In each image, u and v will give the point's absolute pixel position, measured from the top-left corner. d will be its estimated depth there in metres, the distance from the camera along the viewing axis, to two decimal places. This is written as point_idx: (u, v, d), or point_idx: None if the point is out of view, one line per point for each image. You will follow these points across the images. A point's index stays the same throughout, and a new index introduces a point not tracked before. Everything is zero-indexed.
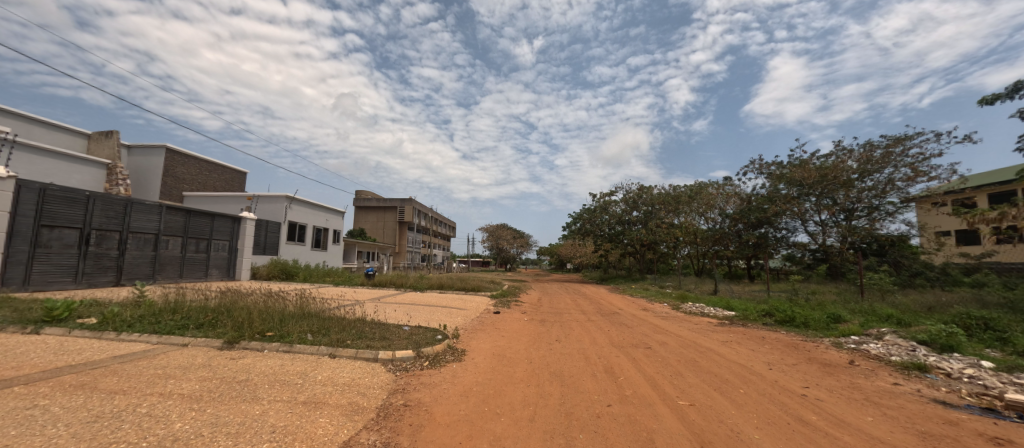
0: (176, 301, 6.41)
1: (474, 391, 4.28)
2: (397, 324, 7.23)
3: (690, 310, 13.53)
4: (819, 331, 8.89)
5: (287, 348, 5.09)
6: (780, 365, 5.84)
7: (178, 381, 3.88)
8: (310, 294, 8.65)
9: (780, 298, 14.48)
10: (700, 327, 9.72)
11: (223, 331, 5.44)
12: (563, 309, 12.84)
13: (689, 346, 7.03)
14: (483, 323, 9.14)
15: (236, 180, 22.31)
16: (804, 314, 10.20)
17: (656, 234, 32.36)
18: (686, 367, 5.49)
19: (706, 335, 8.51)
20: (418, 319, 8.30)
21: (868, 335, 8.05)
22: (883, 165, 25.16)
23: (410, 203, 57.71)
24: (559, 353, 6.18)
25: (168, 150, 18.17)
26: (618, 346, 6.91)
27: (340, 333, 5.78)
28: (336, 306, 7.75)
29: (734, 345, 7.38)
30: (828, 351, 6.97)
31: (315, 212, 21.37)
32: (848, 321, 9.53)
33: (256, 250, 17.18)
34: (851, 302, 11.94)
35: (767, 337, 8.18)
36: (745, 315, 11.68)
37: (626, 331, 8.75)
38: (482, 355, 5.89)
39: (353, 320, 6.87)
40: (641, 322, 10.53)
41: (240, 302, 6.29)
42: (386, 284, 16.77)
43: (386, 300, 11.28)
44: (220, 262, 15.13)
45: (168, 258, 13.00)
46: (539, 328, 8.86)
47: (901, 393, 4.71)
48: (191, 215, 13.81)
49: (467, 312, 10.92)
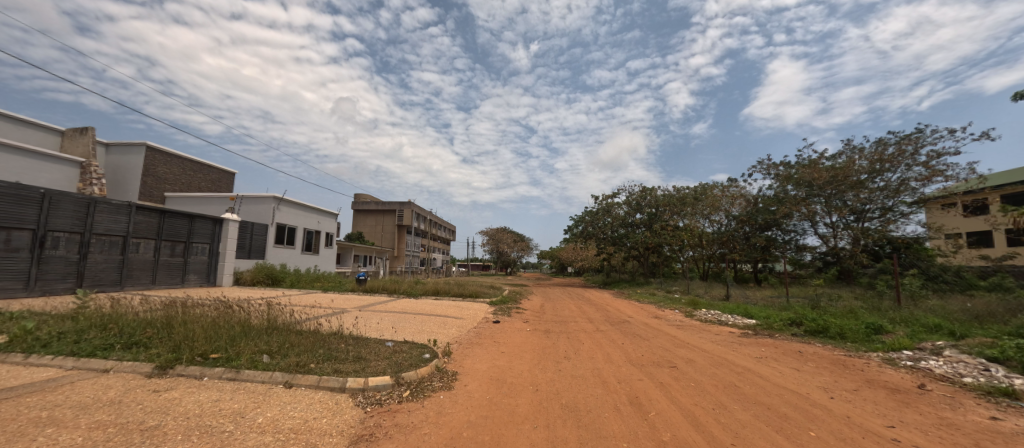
0: (114, 313, 5.37)
1: (465, 438, 3.22)
2: (379, 338, 6.22)
3: (706, 318, 12.43)
4: (861, 344, 7.84)
5: (231, 375, 4.08)
6: (840, 391, 4.80)
7: (58, 431, 2.83)
8: (282, 302, 7.60)
9: (802, 305, 13.33)
10: (723, 339, 8.67)
11: (157, 352, 4.41)
12: (568, 318, 11.81)
13: (721, 364, 6.01)
14: (481, 335, 8.09)
15: (224, 180, 21.32)
16: (839, 324, 9.13)
17: (660, 236, 31.21)
18: (729, 395, 4.46)
19: (734, 349, 7.48)
20: (405, 331, 7.28)
21: (923, 350, 7.03)
22: (896, 164, 24.07)
23: (409, 206, 56.63)
24: (570, 376, 5.13)
25: (148, 148, 17.21)
26: (639, 365, 5.87)
27: (304, 353, 4.72)
28: (311, 317, 6.71)
29: (772, 362, 6.36)
30: (884, 371, 5.97)
31: (306, 213, 20.35)
32: (891, 333, 8.49)
33: (240, 254, 16.08)
34: (887, 309, 10.82)
35: (805, 352, 7.15)
36: (768, 324, 10.63)
37: (643, 344, 7.73)
38: (478, 380, 4.82)
39: (327, 334, 5.84)
40: (656, 332, 9.49)
41: (189, 315, 5.25)
42: (377, 290, 15.72)
43: (374, 308, 10.28)
44: (200, 267, 14.10)
45: (139, 262, 11.96)
46: (543, 341, 7.82)
47: (1014, 435, 3.67)
48: (167, 215, 12.79)
49: (463, 321, 9.89)
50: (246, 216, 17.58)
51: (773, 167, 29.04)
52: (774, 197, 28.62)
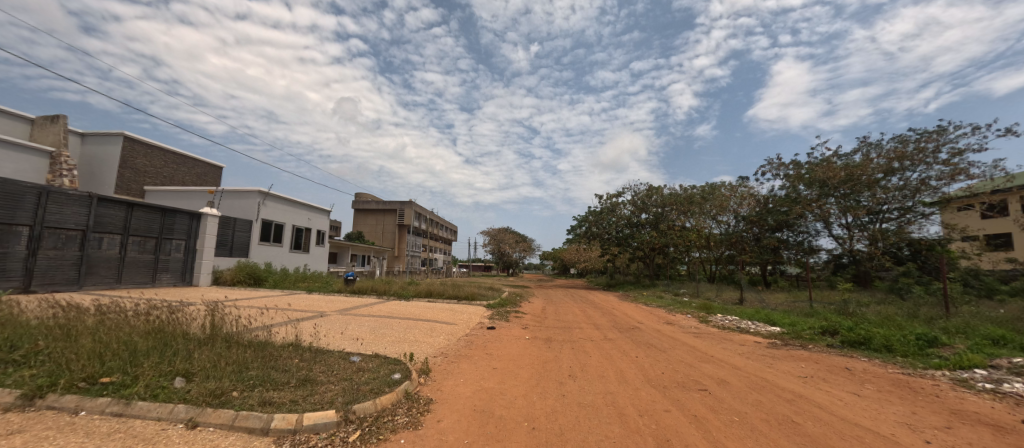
0: (5, 319, 4.26)
1: None
2: (343, 352, 5.13)
3: (722, 325, 11.23)
4: (916, 360, 6.75)
5: (119, 410, 3.01)
6: (933, 431, 3.68)
7: None
8: (233, 308, 6.45)
9: (828, 311, 12.10)
10: (751, 351, 7.54)
11: (29, 374, 3.32)
12: (572, 323, 10.67)
13: (763, 388, 4.85)
14: (471, 346, 6.96)
15: (210, 174, 20.30)
16: (883, 333, 7.98)
17: (667, 236, 30.00)
18: (789, 438, 3.35)
19: (770, 365, 6.34)
20: (379, 342, 6.18)
21: (1001, 370, 5.84)
22: (917, 161, 22.70)
23: (408, 206, 55.55)
24: (577, 406, 4.01)
25: (127, 138, 16.26)
26: (662, 388, 4.74)
27: (232, 374, 3.62)
28: (263, 325, 5.57)
29: (822, 384, 5.22)
30: (967, 399, 4.81)
31: (296, 209, 19.32)
32: (949, 345, 7.32)
33: (221, 252, 14.99)
34: (930, 317, 9.57)
35: (855, 371, 6.07)
36: (797, 333, 9.49)
37: (659, 358, 6.60)
38: (456, 413, 3.69)
39: (277, 346, 4.75)
40: (673, 342, 8.36)
41: (93, 323, 4.12)
42: (366, 291, 14.63)
43: (355, 313, 9.23)
44: (174, 266, 13.08)
45: (100, 259, 10.91)
46: (544, 353, 6.68)
47: None
48: (135, 208, 11.74)
49: (454, 328, 8.78)
50: (229, 211, 16.52)
51: (783, 166, 27.84)
52: (786, 197, 27.41)
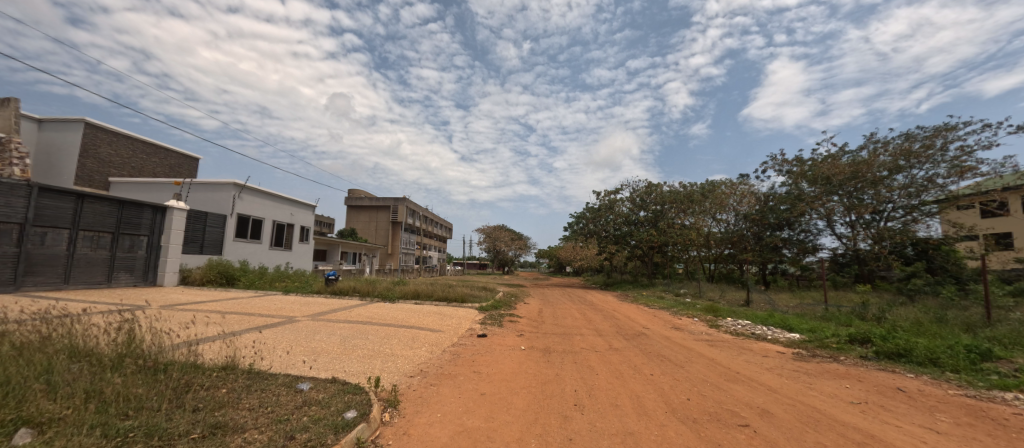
0: None
1: None
2: (290, 376, 4.06)
3: (735, 331, 10.30)
4: (972, 377, 5.84)
5: None
6: None
7: None
8: (159, 322, 5.27)
9: (847, 315, 11.19)
10: (778, 365, 6.58)
11: None
12: (572, 329, 9.72)
13: (818, 423, 3.87)
14: (457, 360, 5.91)
15: (184, 166, 19.01)
16: (926, 344, 7.04)
17: (667, 235, 28.40)
18: None
19: (811, 386, 5.33)
20: (341, 358, 5.11)
21: None
22: (923, 159, 21.77)
23: (402, 203, 54.37)
24: None
25: (88, 125, 14.99)
26: (693, 424, 3.76)
27: (100, 428, 2.52)
28: (187, 343, 4.44)
29: (889, 417, 4.19)
30: None
31: (276, 204, 18.11)
32: (1006, 359, 6.41)
33: (189, 248, 13.78)
34: (968, 327, 8.59)
35: (914, 394, 5.08)
36: (822, 341, 8.56)
37: (679, 376, 5.61)
38: None
39: (201, 371, 3.69)
40: (687, 352, 7.39)
41: None
42: (347, 292, 13.45)
43: (325, 319, 8.13)
44: (134, 264, 11.89)
45: (43, 257, 9.74)
46: (542, 371, 5.63)
47: None
48: (86, 200, 10.52)
49: (440, 336, 7.75)
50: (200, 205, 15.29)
51: (786, 163, 27.00)
52: (788, 194, 26.72)
